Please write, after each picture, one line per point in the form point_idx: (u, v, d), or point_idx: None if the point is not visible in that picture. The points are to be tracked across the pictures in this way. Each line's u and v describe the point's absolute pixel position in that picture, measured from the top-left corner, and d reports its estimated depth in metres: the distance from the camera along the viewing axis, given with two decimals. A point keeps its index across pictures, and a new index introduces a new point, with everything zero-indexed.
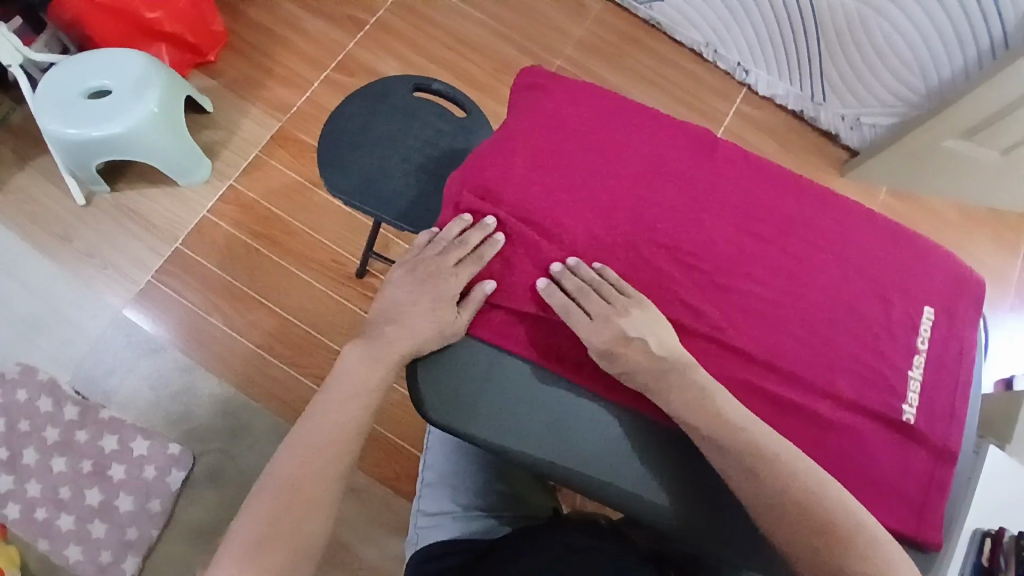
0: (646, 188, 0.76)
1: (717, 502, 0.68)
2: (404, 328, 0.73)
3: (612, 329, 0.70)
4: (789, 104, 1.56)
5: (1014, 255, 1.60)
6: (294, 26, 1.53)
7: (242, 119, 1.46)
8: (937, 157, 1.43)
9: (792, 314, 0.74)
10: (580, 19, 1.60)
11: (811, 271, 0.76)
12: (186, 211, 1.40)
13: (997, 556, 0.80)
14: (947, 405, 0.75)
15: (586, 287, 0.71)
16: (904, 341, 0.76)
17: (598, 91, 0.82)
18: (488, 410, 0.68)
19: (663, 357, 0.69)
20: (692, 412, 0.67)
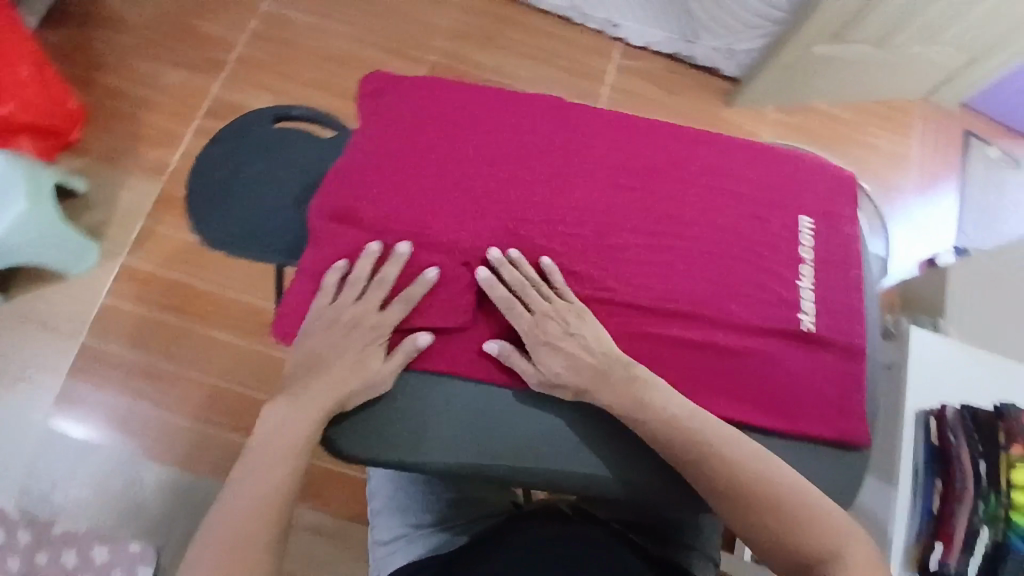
0: (508, 169, 0.76)
1: (648, 462, 0.70)
2: (325, 382, 0.67)
3: (551, 324, 0.70)
4: (664, 49, 1.58)
5: (908, 137, 1.65)
6: (151, 83, 1.46)
7: (120, 192, 1.39)
8: (813, 64, 1.46)
9: (679, 255, 0.75)
10: (442, 9, 1.58)
11: (688, 210, 0.78)
12: (85, 301, 1.33)
13: (948, 431, 0.89)
14: (845, 303, 0.78)
15: (523, 284, 0.71)
16: (789, 253, 0.78)
17: (441, 82, 0.81)
18: (407, 433, 0.69)
19: (603, 356, 0.69)
20: (620, 385, 0.68)
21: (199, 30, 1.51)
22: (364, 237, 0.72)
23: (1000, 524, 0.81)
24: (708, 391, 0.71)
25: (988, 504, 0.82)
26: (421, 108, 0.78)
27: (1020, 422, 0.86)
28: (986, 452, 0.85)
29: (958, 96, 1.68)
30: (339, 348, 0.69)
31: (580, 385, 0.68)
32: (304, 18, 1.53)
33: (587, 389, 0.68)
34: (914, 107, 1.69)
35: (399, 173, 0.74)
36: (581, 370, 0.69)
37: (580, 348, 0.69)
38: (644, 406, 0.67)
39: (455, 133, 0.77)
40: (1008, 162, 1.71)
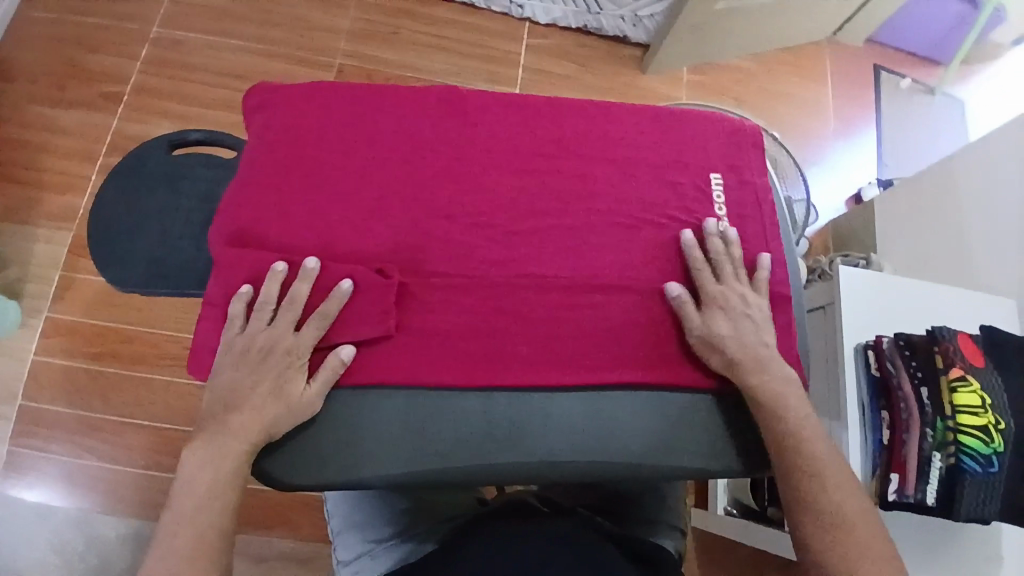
0: (412, 171, 0.74)
1: (591, 443, 0.69)
2: (245, 414, 0.66)
3: (733, 299, 0.74)
4: (571, 23, 1.57)
5: (819, 80, 1.69)
6: (47, 127, 1.40)
7: (31, 244, 1.33)
8: (713, 21, 1.48)
9: (592, 230, 0.75)
10: (343, 10, 1.54)
11: (596, 184, 0.77)
12: (10, 363, 1.27)
13: (886, 361, 0.84)
14: (760, 255, 0.79)
15: (721, 258, 0.75)
16: (703, 213, 0.79)
17: (333, 87, 0.78)
18: (335, 452, 0.67)
19: (764, 343, 0.73)
20: (771, 377, 0.71)
21: (90, 64, 1.44)
22: (267, 260, 0.69)
23: (950, 447, 0.77)
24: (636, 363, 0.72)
25: (935, 430, 0.78)
26: (311, 118, 0.76)
27: (955, 341, 0.80)
28: (926, 378, 0.80)
29: (862, 33, 1.72)
30: (258, 379, 0.67)
31: (737, 357, 0.71)
32: (200, 38, 1.48)
33: (742, 366, 0.71)
34: (823, 50, 1.73)
35: (298, 191, 0.72)
36: (742, 346, 0.71)
37: (749, 331, 0.73)
38: (783, 400, 0.70)
39: (350, 140, 0.75)
40: (921, 90, 1.75)
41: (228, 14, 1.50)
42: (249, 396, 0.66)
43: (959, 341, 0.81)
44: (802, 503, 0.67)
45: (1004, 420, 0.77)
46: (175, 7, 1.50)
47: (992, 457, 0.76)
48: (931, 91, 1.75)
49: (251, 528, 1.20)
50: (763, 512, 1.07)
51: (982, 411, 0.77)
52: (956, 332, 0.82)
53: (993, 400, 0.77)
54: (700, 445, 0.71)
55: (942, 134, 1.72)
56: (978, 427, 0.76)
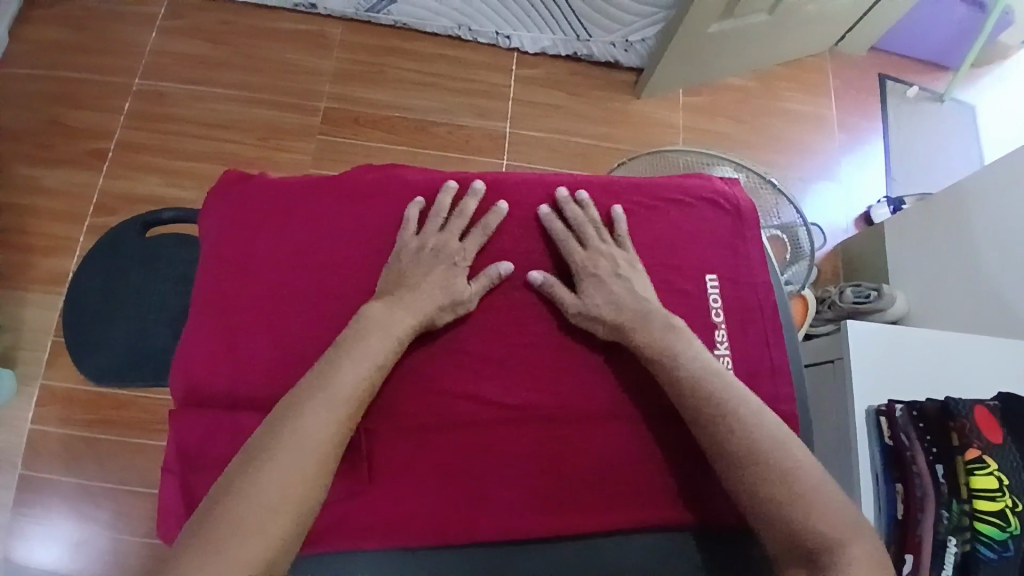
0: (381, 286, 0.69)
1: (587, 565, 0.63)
2: (415, 293, 0.65)
3: (603, 261, 0.70)
4: (560, 51, 1.53)
5: (822, 94, 1.63)
6: (33, 188, 1.38)
7: (23, 309, 1.32)
8: (705, 43, 1.43)
9: (575, 348, 0.69)
10: (326, 51, 1.51)
11: (576, 292, 0.71)
12: (7, 433, 1.26)
13: (899, 431, 0.79)
14: (763, 362, 0.71)
15: (580, 224, 0.71)
16: (695, 319, 0.71)
17: (276, 187, 0.72)
18: None
19: (632, 311, 0.67)
20: (658, 332, 0.66)
21: (73, 122, 1.42)
22: (218, 419, 0.64)
23: (966, 533, 0.72)
24: (628, 500, 0.65)
25: (952, 513, 0.73)
26: (256, 244, 0.69)
27: (970, 417, 0.75)
28: (941, 455, 0.75)
29: (864, 42, 1.65)
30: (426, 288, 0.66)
31: (622, 319, 0.67)
32: (182, 88, 1.46)
33: (626, 329, 0.67)
34: (825, 60, 1.67)
35: (247, 334, 0.66)
36: (622, 308, 0.68)
37: (623, 290, 0.69)
38: (678, 357, 0.65)
39: (301, 266, 0.68)
40: (929, 97, 1.68)
41: (210, 63, 1.48)
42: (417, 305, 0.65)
43: (975, 415, 0.75)
44: (736, 468, 0.60)
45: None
46: (157, 58, 1.48)
47: (1008, 542, 0.70)
48: (940, 98, 1.68)
49: None
50: None
51: (999, 495, 0.71)
52: (972, 404, 0.76)
53: (1010, 481, 0.72)
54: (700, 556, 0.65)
55: (953, 143, 1.65)
56: (994, 515, 0.71)
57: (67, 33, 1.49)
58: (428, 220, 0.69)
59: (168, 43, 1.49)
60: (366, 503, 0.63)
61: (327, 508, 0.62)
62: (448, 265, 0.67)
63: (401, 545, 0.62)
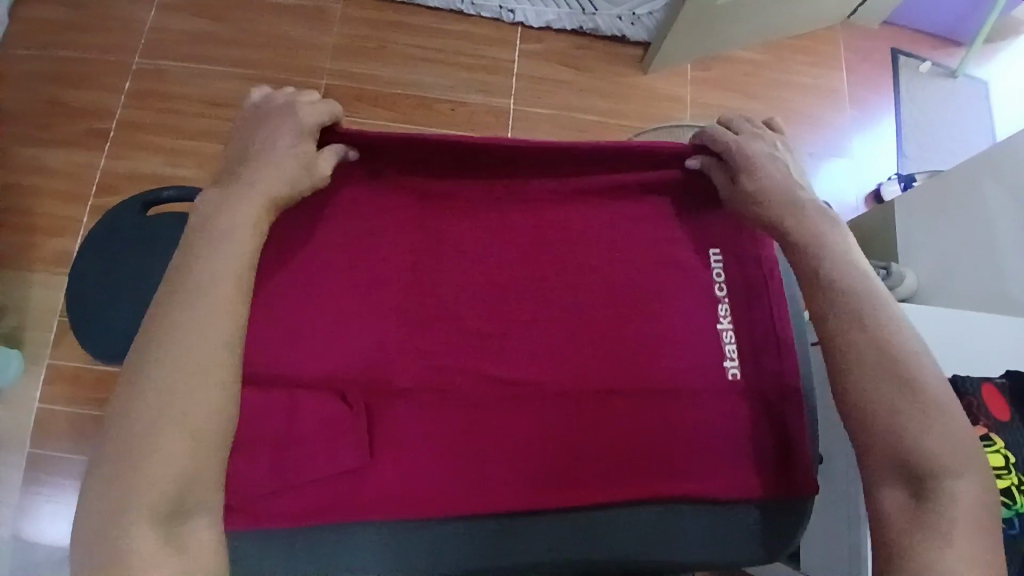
0: (387, 263, 0.71)
1: (585, 540, 0.63)
2: (259, 176, 0.63)
3: (758, 144, 0.71)
4: (566, 25, 1.50)
5: (834, 68, 1.60)
6: (34, 168, 1.37)
7: (28, 290, 1.32)
8: (713, 17, 1.40)
9: (577, 320, 0.70)
10: (326, 26, 1.48)
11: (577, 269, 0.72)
12: (16, 413, 1.27)
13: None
14: (766, 337, 0.70)
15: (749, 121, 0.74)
16: (697, 293, 0.72)
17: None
18: (302, 564, 0.61)
19: (789, 193, 0.68)
20: (809, 216, 0.67)
21: (72, 101, 1.41)
22: None
23: None
24: (631, 475, 0.64)
25: None
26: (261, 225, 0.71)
27: (978, 396, 0.74)
28: None
29: (878, 14, 1.61)
30: (261, 139, 0.66)
31: (775, 199, 0.68)
32: (181, 65, 1.44)
33: (781, 209, 0.68)
34: (837, 34, 1.63)
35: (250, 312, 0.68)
36: (780, 189, 0.69)
37: (781, 173, 0.70)
38: (818, 244, 0.65)
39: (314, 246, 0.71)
40: (942, 73, 1.64)
41: (208, 39, 1.45)
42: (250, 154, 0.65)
43: (983, 394, 0.74)
44: (846, 366, 0.61)
45: None
46: (154, 35, 1.45)
47: (1013, 519, 0.69)
48: (954, 74, 1.64)
49: None
50: None
51: (1005, 473, 0.70)
52: (979, 382, 0.75)
53: (1017, 460, 0.70)
54: (703, 526, 0.63)
55: (967, 119, 1.62)
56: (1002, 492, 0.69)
57: (63, 10, 1.46)
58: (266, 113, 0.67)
59: (166, 19, 1.46)
60: (366, 475, 0.63)
61: (325, 482, 0.62)
62: (278, 111, 0.67)
63: (399, 516, 0.61)
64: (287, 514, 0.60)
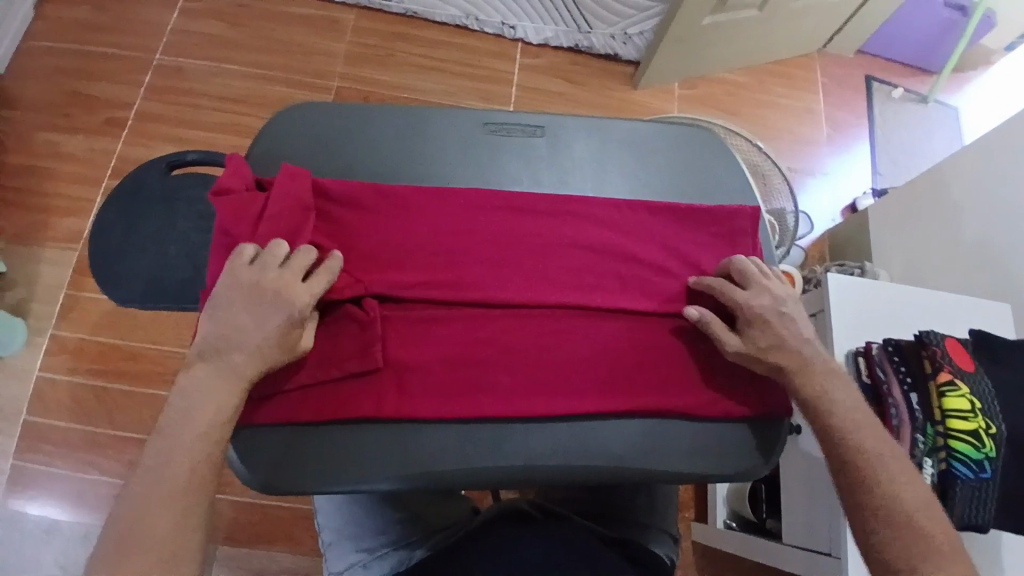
0: (408, 201, 0.79)
1: (575, 452, 0.73)
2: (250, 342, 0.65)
3: (766, 301, 0.73)
4: (562, 43, 1.61)
5: (812, 90, 1.71)
6: (52, 153, 1.44)
7: (38, 265, 1.37)
8: (700, 36, 1.50)
9: (573, 258, 0.79)
10: (339, 36, 1.59)
11: (575, 213, 0.81)
12: (16, 382, 1.30)
13: (876, 368, 0.88)
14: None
15: (746, 268, 0.76)
16: (685, 242, 0.82)
17: (302, 217, 0.74)
18: (320, 461, 0.70)
19: (794, 353, 0.71)
20: (817, 374, 0.71)
21: (95, 93, 1.49)
22: None
23: (942, 453, 0.80)
24: (623, 397, 0.73)
25: (927, 437, 0.81)
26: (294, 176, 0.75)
27: (941, 345, 0.83)
28: (915, 383, 0.84)
29: (851, 44, 1.74)
30: (250, 306, 0.65)
31: (782, 361, 0.71)
32: (200, 65, 1.53)
33: (785, 369, 0.71)
34: (813, 61, 1.75)
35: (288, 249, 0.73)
36: (787, 348, 0.71)
37: (788, 329, 0.72)
38: (831, 398, 0.70)
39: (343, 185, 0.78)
40: (913, 99, 1.76)
41: (227, 43, 1.55)
42: (235, 324, 0.65)
43: (947, 345, 0.83)
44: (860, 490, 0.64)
45: (994, 425, 0.78)
46: (177, 37, 1.55)
47: (983, 462, 0.78)
48: (924, 100, 1.76)
49: (252, 542, 1.22)
50: (760, 525, 1.13)
51: (971, 416, 0.79)
52: (944, 336, 0.84)
53: (981, 404, 0.79)
54: (676, 440, 0.74)
55: (936, 141, 1.73)
56: (967, 433, 0.78)
57: (92, 11, 1.56)
58: (256, 270, 0.67)
59: (188, 23, 1.57)
60: (378, 381, 0.71)
61: (344, 385, 0.71)
62: (266, 278, 0.67)
63: (414, 419, 0.71)
64: (311, 411, 0.69)
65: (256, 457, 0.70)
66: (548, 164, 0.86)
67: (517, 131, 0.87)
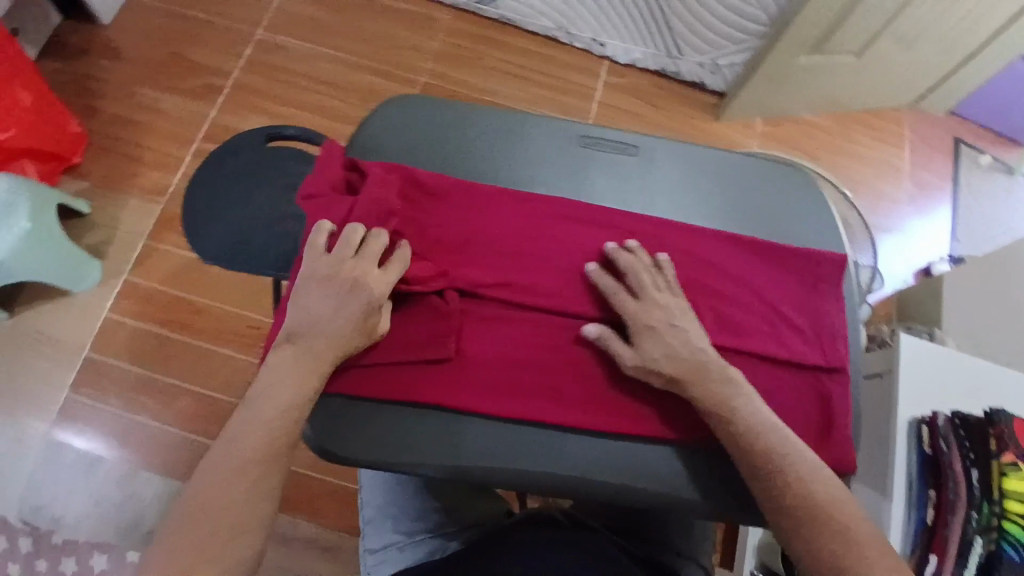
0: (494, 202, 0.81)
1: (626, 470, 0.72)
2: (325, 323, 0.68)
3: (654, 313, 0.73)
4: (650, 65, 1.62)
5: (897, 146, 1.67)
6: (150, 108, 1.51)
7: (121, 212, 1.43)
8: (792, 76, 1.49)
9: (650, 278, 0.79)
10: (432, 32, 1.63)
11: (657, 234, 0.81)
12: (86, 319, 1.36)
13: (939, 438, 0.86)
14: (829, 325, 0.79)
15: (636, 275, 0.75)
16: (764, 278, 0.81)
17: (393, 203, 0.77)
18: (377, 437, 0.71)
19: (686, 363, 0.70)
20: (717, 384, 0.69)
21: (196, 58, 1.56)
22: None
23: (993, 533, 0.78)
24: (682, 423, 0.73)
25: (982, 514, 0.79)
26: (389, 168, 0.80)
27: (1011, 425, 0.83)
28: (978, 460, 0.82)
29: (945, 104, 1.69)
30: (325, 292, 0.69)
31: (679, 372, 0.70)
32: (297, 44, 1.59)
33: (681, 380, 0.70)
34: (902, 116, 1.71)
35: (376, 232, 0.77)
36: (681, 359, 0.70)
37: (678, 340, 0.71)
38: (735, 408, 0.68)
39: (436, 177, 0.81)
40: (1002, 168, 1.71)
41: (325, 26, 1.61)
42: (313, 307, 0.69)
43: (1015, 427, 0.83)
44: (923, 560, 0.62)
45: None
46: (279, 14, 1.61)
47: None
48: (1013, 171, 1.70)
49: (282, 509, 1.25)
50: None
51: None
52: (1013, 418, 0.84)
53: None
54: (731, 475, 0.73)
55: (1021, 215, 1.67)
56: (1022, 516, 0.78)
57: None
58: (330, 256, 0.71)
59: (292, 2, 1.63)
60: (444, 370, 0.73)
61: (412, 368, 0.73)
62: (341, 265, 0.70)
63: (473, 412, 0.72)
64: (377, 389, 0.72)
65: (319, 424, 0.72)
66: (636, 182, 0.87)
67: (610, 147, 0.88)
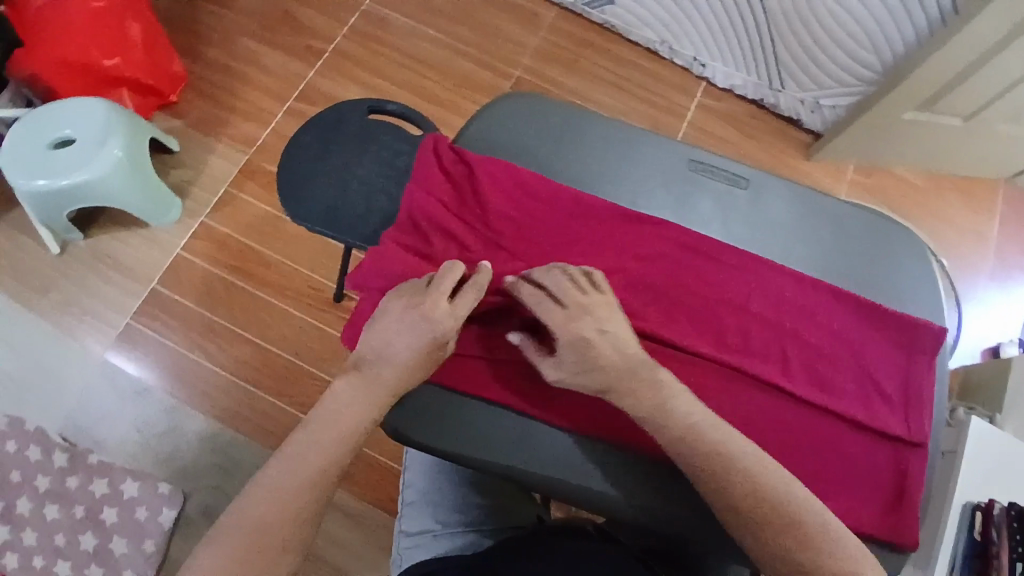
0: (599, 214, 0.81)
1: (688, 507, 0.71)
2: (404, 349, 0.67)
3: (585, 325, 0.68)
4: (748, 94, 1.59)
5: (988, 216, 1.61)
6: (250, 60, 1.54)
7: (208, 155, 1.46)
8: (895, 128, 1.44)
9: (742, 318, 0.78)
10: (534, 28, 1.63)
11: (755, 275, 0.80)
12: (158, 252, 1.40)
13: (992, 528, 0.83)
14: (917, 397, 0.77)
15: (557, 285, 0.69)
16: (858, 338, 0.79)
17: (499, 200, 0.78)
18: (450, 427, 0.72)
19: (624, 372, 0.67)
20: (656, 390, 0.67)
21: (302, 18, 1.58)
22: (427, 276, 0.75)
23: None
24: None
25: None
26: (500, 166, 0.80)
27: None
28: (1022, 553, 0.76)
29: None
30: (399, 325, 0.67)
31: (604, 382, 0.67)
32: (401, 20, 1.60)
33: (613, 388, 0.67)
34: (999, 187, 1.65)
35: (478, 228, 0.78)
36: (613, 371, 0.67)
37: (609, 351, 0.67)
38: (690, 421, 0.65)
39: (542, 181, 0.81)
40: None
41: (431, 5, 1.61)
42: (390, 336, 0.67)
43: None
44: None
45: None
46: None
47: None
48: None
49: None
50: None
51: None
52: None
53: None
54: None
55: None
56: None
57: None
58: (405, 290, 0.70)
59: None
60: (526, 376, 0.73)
61: (495, 368, 0.73)
62: (418, 300, 0.68)
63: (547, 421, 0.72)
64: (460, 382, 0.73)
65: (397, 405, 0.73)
66: (740, 217, 0.85)
67: (720, 176, 0.87)
